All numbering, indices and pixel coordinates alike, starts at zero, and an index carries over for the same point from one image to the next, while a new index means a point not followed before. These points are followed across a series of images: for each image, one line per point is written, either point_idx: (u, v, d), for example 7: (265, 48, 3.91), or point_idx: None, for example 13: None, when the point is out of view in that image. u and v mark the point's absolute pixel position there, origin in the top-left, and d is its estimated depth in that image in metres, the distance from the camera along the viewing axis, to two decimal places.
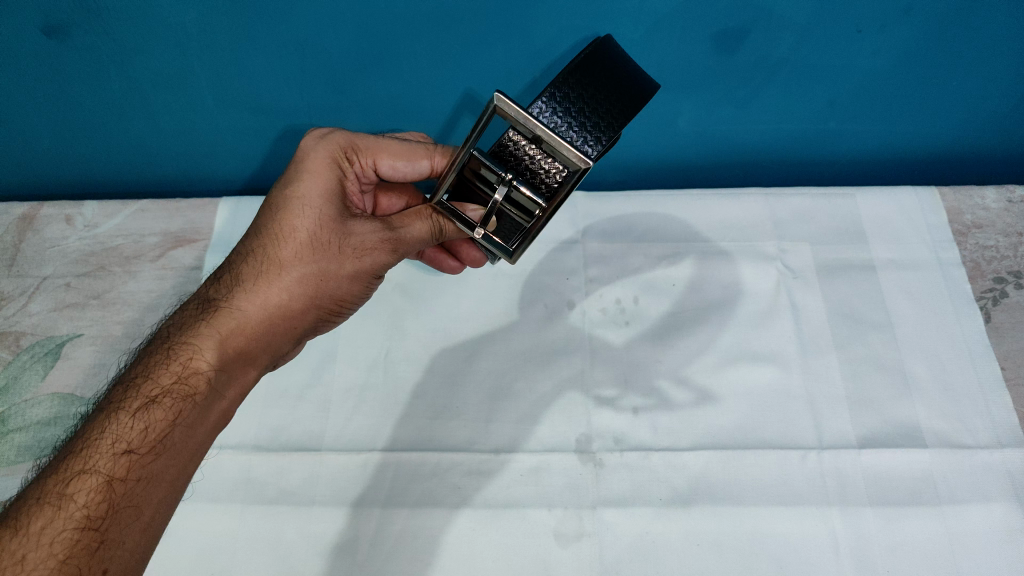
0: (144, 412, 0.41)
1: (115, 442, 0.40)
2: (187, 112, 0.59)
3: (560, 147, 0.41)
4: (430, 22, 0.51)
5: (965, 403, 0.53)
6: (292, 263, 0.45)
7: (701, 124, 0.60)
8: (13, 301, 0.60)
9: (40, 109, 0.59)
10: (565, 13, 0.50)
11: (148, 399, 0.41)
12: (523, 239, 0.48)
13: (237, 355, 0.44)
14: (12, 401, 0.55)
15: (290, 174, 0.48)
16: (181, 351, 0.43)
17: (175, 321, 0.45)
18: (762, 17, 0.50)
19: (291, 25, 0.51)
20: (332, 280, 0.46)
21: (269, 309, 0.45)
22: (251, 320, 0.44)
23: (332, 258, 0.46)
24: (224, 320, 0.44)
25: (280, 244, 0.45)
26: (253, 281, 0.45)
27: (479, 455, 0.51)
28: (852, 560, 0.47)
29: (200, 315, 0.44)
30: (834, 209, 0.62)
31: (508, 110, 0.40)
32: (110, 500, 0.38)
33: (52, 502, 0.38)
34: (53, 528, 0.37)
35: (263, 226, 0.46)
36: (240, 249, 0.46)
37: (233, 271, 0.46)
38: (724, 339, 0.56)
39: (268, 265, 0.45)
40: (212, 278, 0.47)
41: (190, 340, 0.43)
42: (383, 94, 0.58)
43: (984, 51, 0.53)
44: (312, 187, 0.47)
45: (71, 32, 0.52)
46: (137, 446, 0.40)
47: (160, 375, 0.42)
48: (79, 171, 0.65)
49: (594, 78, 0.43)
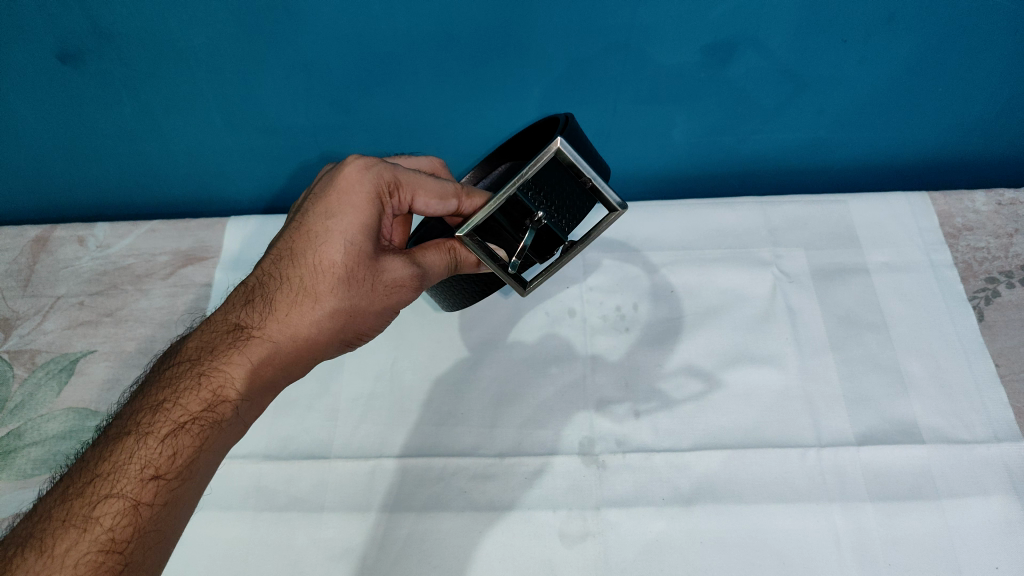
0: (172, 437, 0.40)
1: (143, 466, 0.40)
2: (195, 133, 0.61)
3: (604, 189, 0.47)
4: (429, 42, 0.53)
5: (961, 401, 0.54)
6: (325, 297, 0.43)
7: (694, 134, 0.62)
8: (27, 320, 0.61)
9: (53, 133, 0.61)
10: (560, 29, 0.52)
11: (177, 425, 0.41)
12: (539, 274, 0.50)
13: (264, 385, 0.43)
14: (27, 417, 0.56)
15: (328, 202, 0.45)
16: (212, 377, 0.42)
17: (204, 342, 0.44)
18: (748, 29, 0.53)
19: (297, 48, 0.54)
20: (360, 315, 0.45)
21: (298, 340, 0.44)
22: (283, 352, 0.43)
23: (364, 295, 0.44)
24: (256, 349, 0.43)
25: (314, 275, 0.44)
26: (285, 311, 0.43)
27: (484, 459, 0.52)
28: (853, 554, 0.47)
29: (229, 341, 0.43)
30: (825, 213, 0.64)
31: (566, 154, 0.44)
32: (136, 524, 0.39)
33: (77, 524, 0.38)
34: (77, 550, 0.37)
35: (298, 254, 0.44)
36: (271, 273, 0.45)
37: (265, 295, 0.44)
38: (721, 341, 0.57)
39: (301, 296, 0.44)
40: (242, 297, 0.45)
41: (220, 367, 0.42)
42: (384, 115, 0.60)
43: (966, 56, 0.55)
44: (354, 222, 0.44)
45: (85, 59, 0.55)
46: (165, 471, 0.40)
47: (189, 401, 0.41)
48: (88, 194, 0.68)
49: (586, 144, 0.50)
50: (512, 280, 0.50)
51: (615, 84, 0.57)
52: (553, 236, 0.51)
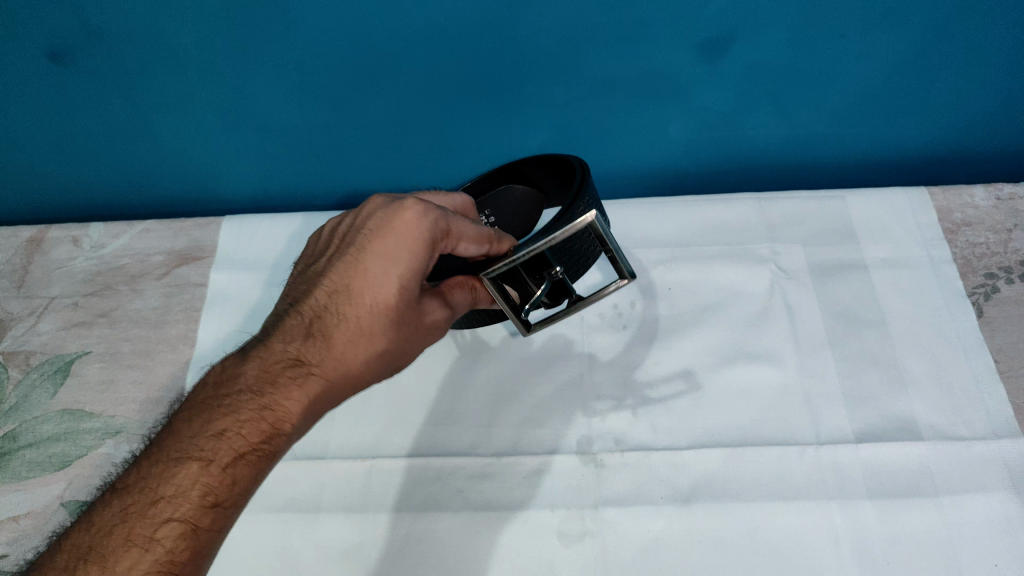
0: (231, 469, 0.40)
1: (203, 494, 0.40)
2: (188, 132, 0.61)
3: (622, 259, 0.48)
4: (421, 38, 0.53)
5: (960, 397, 0.53)
6: (380, 338, 0.43)
7: (691, 130, 0.62)
8: (22, 321, 0.61)
9: (46, 132, 0.61)
10: (557, 23, 0.52)
11: (235, 456, 0.41)
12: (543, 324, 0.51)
13: (316, 420, 0.43)
14: (23, 419, 0.55)
15: (389, 241, 0.43)
16: (270, 411, 0.41)
17: (261, 370, 0.42)
18: (745, 22, 0.52)
19: (289, 44, 0.53)
20: (409, 353, 0.45)
21: (351, 378, 0.43)
22: (336, 389, 0.43)
23: (415, 335, 0.44)
24: (313, 385, 0.42)
25: (372, 315, 0.43)
26: (342, 348, 0.42)
27: (481, 459, 0.52)
28: (852, 552, 0.47)
29: (287, 375, 0.42)
30: (824, 210, 0.64)
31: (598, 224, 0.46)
32: (194, 547, 0.40)
33: (139, 543, 0.39)
34: (140, 568, 0.39)
35: (356, 290, 0.43)
36: (327, 305, 0.43)
37: (323, 328, 0.43)
38: (719, 339, 0.57)
39: (358, 334, 0.43)
40: (297, 324, 0.44)
41: (278, 402, 0.41)
42: (379, 113, 0.59)
43: (963, 50, 0.55)
44: (414, 267, 0.43)
45: (75, 56, 0.54)
46: (224, 501, 0.40)
47: (247, 434, 0.41)
48: (82, 194, 0.67)
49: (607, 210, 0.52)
50: (516, 319, 0.50)
51: (611, 80, 0.57)
52: (562, 292, 0.51)
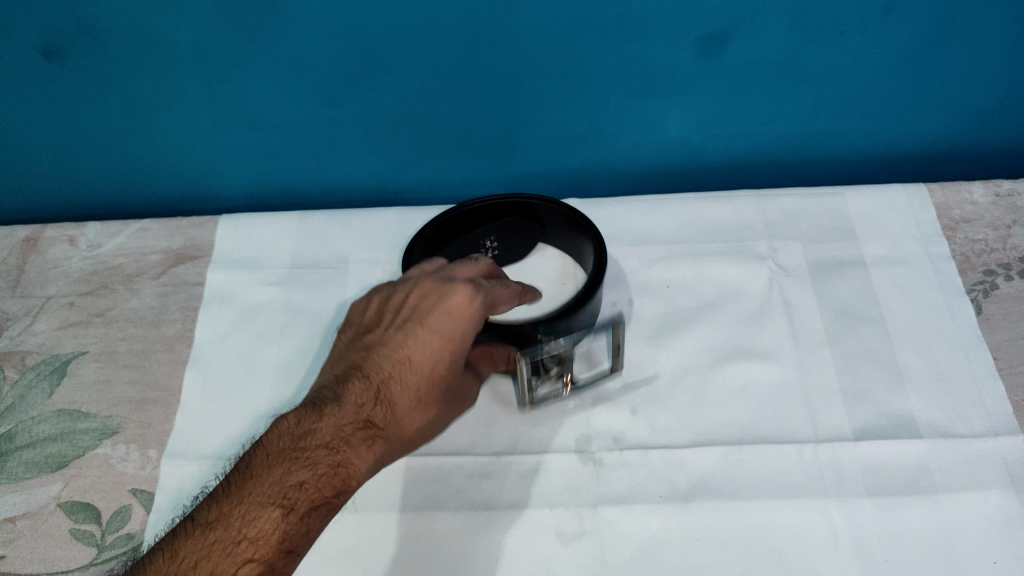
0: (308, 518, 0.42)
1: (280, 540, 0.41)
2: (184, 130, 0.61)
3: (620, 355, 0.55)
4: (418, 35, 0.53)
5: (959, 393, 0.53)
6: (433, 407, 0.49)
7: (689, 126, 0.61)
8: (18, 321, 0.61)
9: (41, 130, 0.60)
10: (554, 20, 0.52)
11: (312, 506, 0.43)
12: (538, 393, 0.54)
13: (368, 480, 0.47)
14: (19, 419, 0.55)
15: (450, 318, 0.48)
16: (345, 466, 0.45)
17: (337, 427, 0.45)
18: (743, 17, 0.52)
19: (286, 42, 0.53)
20: (447, 420, 0.50)
21: (405, 442, 0.48)
22: (392, 451, 0.48)
23: (456, 405, 0.50)
24: (377, 446, 0.46)
25: (428, 385, 0.48)
26: (404, 414, 0.48)
27: (479, 458, 0.52)
28: (851, 551, 0.47)
29: (360, 434, 0.46)
30: (823, 207, 0.64)
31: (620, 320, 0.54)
32: None
33: None
34: None
35: (417, 363, 0.48)
36: (391, 372, 0.48)
37: (388, 394, 0.48)
38: (718, 337, 0.57)
39: (417, 402, 0.48)
40: (360, 388, 0.48)
41: (352, 458, 0.45)
42: (375, 110, 0.59)
43: (961, 45, 0.55)
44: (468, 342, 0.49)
45: (70, 54, 0.54)
46: (298, 548, 0.42)
47: (324, 484, 0.43)
48: (78, 193, 0.67)
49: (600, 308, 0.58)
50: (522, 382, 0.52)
51: (609, 77, 0.57)
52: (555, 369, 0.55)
